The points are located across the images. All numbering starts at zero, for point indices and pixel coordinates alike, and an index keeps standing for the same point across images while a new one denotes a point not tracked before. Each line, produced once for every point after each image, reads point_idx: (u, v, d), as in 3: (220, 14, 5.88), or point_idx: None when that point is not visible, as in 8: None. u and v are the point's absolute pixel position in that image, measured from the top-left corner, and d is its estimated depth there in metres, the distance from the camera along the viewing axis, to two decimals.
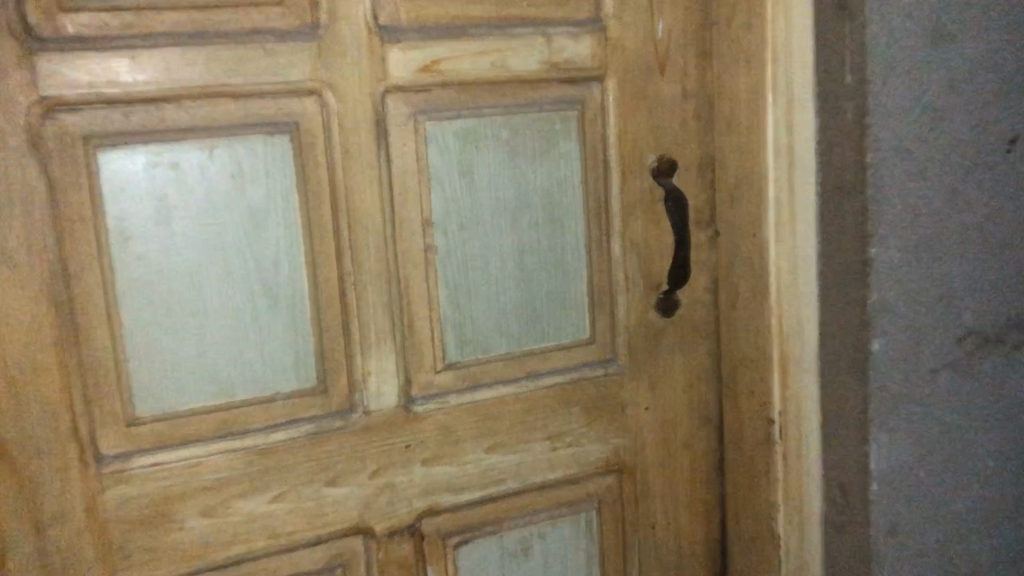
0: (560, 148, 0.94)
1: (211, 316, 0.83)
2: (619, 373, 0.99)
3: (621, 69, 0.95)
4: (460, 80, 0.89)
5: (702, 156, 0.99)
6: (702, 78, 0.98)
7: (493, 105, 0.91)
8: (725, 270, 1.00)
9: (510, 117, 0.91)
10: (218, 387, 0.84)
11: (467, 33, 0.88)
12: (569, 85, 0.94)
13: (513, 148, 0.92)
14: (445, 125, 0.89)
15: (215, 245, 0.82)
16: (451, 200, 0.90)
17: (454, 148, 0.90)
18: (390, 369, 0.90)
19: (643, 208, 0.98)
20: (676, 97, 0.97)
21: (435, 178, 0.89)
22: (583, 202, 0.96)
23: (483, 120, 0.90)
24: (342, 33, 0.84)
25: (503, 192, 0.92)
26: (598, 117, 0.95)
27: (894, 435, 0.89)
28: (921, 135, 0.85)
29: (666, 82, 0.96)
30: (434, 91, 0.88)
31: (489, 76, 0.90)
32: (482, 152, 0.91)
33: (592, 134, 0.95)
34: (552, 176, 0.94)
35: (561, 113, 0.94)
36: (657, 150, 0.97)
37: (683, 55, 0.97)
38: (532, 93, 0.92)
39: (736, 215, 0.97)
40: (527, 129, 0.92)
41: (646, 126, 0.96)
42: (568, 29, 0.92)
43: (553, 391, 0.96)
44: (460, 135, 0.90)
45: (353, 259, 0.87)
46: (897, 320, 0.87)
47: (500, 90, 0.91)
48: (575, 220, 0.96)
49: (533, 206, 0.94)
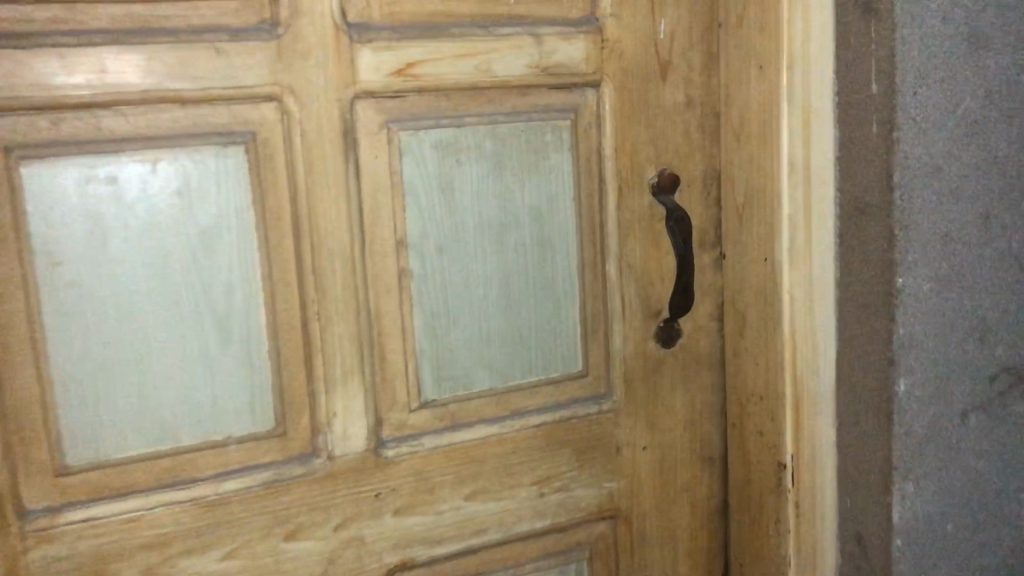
0: (551, 161, 0.84)
1: (154, 351, 0.73)
2: (613, 410, 0.90)
3: (619, 74, 0.85)
4: (438, 84, 0.79)
5: (706, 171, 0.90)
6: (707, 85, 0.89)
7: (475, 113, 0.81)
8: (732, 296, 0.90)
9: (494, 127, 0.82)
10: (162, 430, 0.74)
11: (447, 33, 0.79)
12: (560, 91, 0.84)
13: (498, 161, 0.82)
14: (422, 134, 0.79)
15: (159, 270, 0.72)
16: (428, 219, 0.81)
17: (432, 161, 0.80)
18: (358, 409, 0.80)
19: (642, 229, 0.88)
20: (679, 105, 0.88)
21: (410, 194, 0.80)
22: (576, 221, 0.86)
23: (465, 129, 0.81)
24: (305, 31, 0.74)
25: (486, 210, 0.83)
26: (593, 126, 0.85)
27: (921, 485, 0.80)
28: (955, 151, 0.76)
29: (668, 89, 0.87)
30: (410, 97, 0.79)
31: (471, 81, 0.80)
32: (463, 165, 0.81)
33: (586, 145, 0.85)
34: (541, 193, 0.85)
35: (552, 123, 0.84)
36: (658, 163, 0.88)
37: (687, 60, 0.87)
38: (520, 100, 0.83)
39: (745, 235, 0.88)
40: (513, 140, 0.83)
41: (646, 138, 0.87)
42: (559, 29, 0.83)
43: (541, 431, 0.87)
44: (439, 147, 0.80)
45: (316, 286, 0.77)
46: (926, 357, 0.78)
47: (484, 97, 0.81)
48: (567, 242, 0.86)
49: (521, 226, 0.84)
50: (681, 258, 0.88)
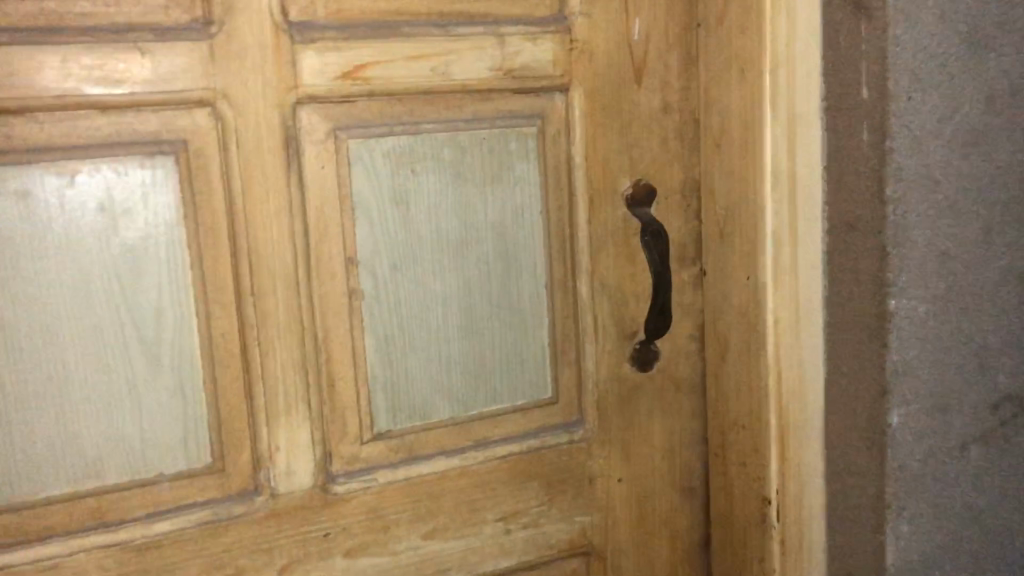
0: (516, 172, 0.78)
1: (74, 382, 0.66)
2: (585, 440, 0.83)
3: (589, 77, 0.79)
4: (391, 88, 0.72)
5: (685, 181, 0.83)
6: (685, 88, 0.82)
7: (432, 119, 0.75)
8: (713, 317, 0.84)
9: (453, 134, 0.75)
10: (84, 468, 0.68)
11: (400, 32, 0.72)
12: (526, 95, 0.78)
13: (459, 172, 0.76)
14: (373, 142, 0.73)
15: (79, 293, 0.66)
16: (382, 234, 0.74)
17: (385, 172, 0.74)
18: (304, 442, 0.74)
19: (616, 244, 0.82)
20: (654, 111, 0.81)
21: (361, 208, 0.73)
22: (544, 237, 0.80)
23: (420, 136, 0.74)
24: (241, 30, 0.68)
25: (446, 225, 0.76)
26: (561, 134, 0.79)
27: (917, 524, 0.74)
28: (953, 162, 0.70)
29: (643, 94, 0.81)
30: (360, 102, 0.72)
31: (427, 84, 0.74)
32: (419, 176, 0.75)
33: (555, 155, 0.79)
34: (506, 207, 0.78)
35: (516, 130, 0.77)
36: (633, 173, 0.81)
37: (663, 61, 0.81)
38: (481, 105, 0.76)
39: (726, 251, 0.81)
40: (474, 149, 0.76)
41: (619, 146, 0.81)
42: (524, 29, 0.76)
43: (507, 464, 0.80)
44: (392, 156, 0.74)
45: (256, 308, 0.71)
46: (921, 385, 0.72)
47: (441, 101, 0.75)
48: (534, 259, 0.80)
49: (483, 243, 0.78)
50: (658, 275, 0.82)
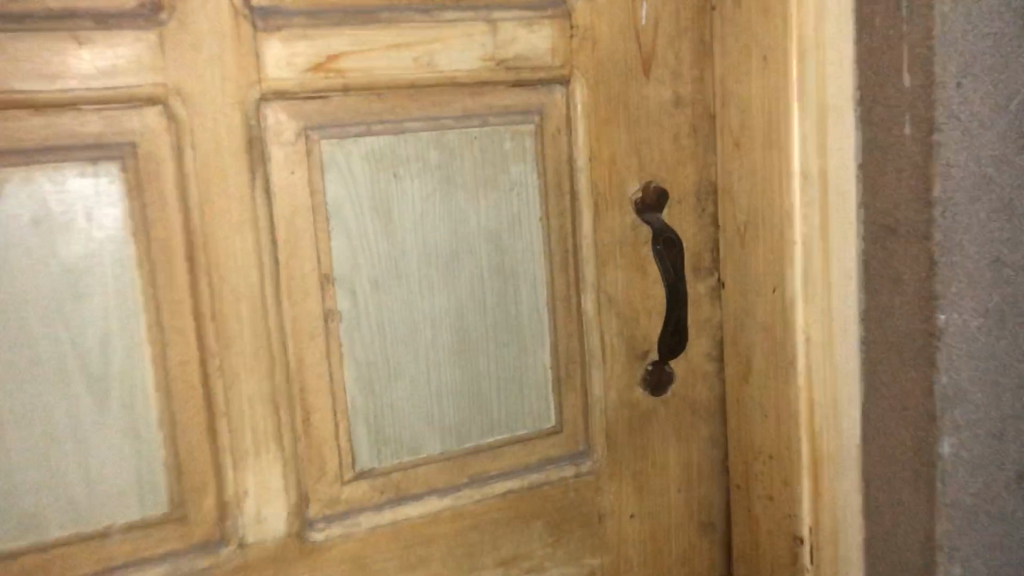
0: (512, 175, 0.70)
1: (7, 422, 0.58)
2: (593, 473, 0.74)
3: (591, 68, 0.70)
4: (369, 82, 0.64)
5: (700, 183, 0.75)
6: (699, 80, 0.74)
7: (417, 116, 0.66)
8: (734, 334, 0.75)
9: (441, 133, 0.67)
10: (21, 522, 0.59)
11: (378, 19, 0.64)
12: (521, 89, 0.69)
13: (448, 176, 0.68)
14: (349, 144, 0.64)
15: (11, 321, 0.57)
16: (362, 248, 0.65)
17: (364, 177, 0.65)
18: (276, 485, 0.65)
19: (624, 254, 0.73)
20: (665, 105, 0.73)
21: (337, 218, 0.65)
22: (545, 248, 0.71)
23: (404, 136, 0.66)
24: (195, 16, 0.59)
25: (434, 235, 0.68)
26: (562, 132, 0.71)
27: (972, 566, 0.65)
28: (1007, 156, 0.61)
29: (652, 86, 0.72)
30: (334, 98, 0.64)
31: (410, 77, 0.65)
32: (403, 181, 0.66)
33: (555, 156, 0.71)
34: (501, 215, 0.70)
35: (512, 128, 0.69)
36: (642, 175, 0.73)
37: (674, 50, 0.73)
38: (471, 100, 0.68)
39: (748, 260, 0.72)
40: (464, 150, 0.68)
41: (626, 145, 0.72)
42: (518, 14, 0.68)
43: (507, 502, 0.72)
44: (372, 159, 0.65)
45: (217, 335, 0.62)
46: (975, 410, 0.63)
47: (427, 96, 0.66)
48: (534, 272, 0.71)
49: (477, 255, 0.69)
50: (672, 288, 0.73)
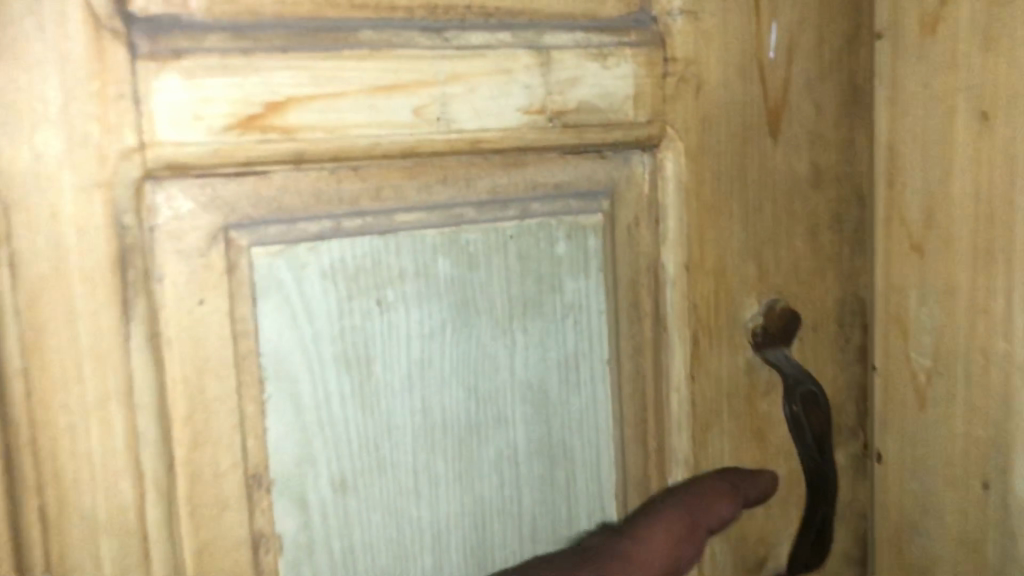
0: (568, 297, 0.43)
1: None
2: (759, 485, 0.47)
3: (693, 126, 0.45)
4: (337, 149, 0.37)
5: (844, 300, 0.49)
6: (846, 144, 0.48)
7: (417, 204, 0.40)
8: (898, 537, 0.50)
9: (455, 233, 0.41)
10: None
11: (354, 40, 0.37)
12: (583, 159, 0.43)
13: (467, 303, 0.41)
14: (303, 253, 0.38)
15: None
16: (321, 427, 0.39)
17: (326, 309, 0.38)
18: None
19: (733, 413, 0.47)
20: (798, 183, 0.47)
21: (279, 380, 0.38)
22: (614, 407, 0.45)
23: (395, 238, 0.39)
24: (20, 28, 0.32)
25: (442, 400, 0.41)
26: (643, 225, 0.45)
27: None
28: None
29: (783, 154, 0.47)
30: (276, 175, 0.37)
31: (406, 140, 0.39)
32: (393, 315, 0.40)
33: (630, 263, 0.45)
34: (547, 358, 0.43)
35: (568, 221, 0.43)
36: (763, 291, 0.47)
37: (815, 99, 0.47)
38: (504, 176, 0.41)
39: (932, 431, 0.48)
40: (492, 259, 0.41)
41: (742, 245, 0.46)
42: (582, 39, 0.42)
43: (647, 538, 0.44)
44: (341, 279, 0.38)
45: None
46: None
47: (433, 170, 0.40)
48: (596, 446, 0.45)
49: (507, 425, 0.43)
50: (816, 473, 0.50)
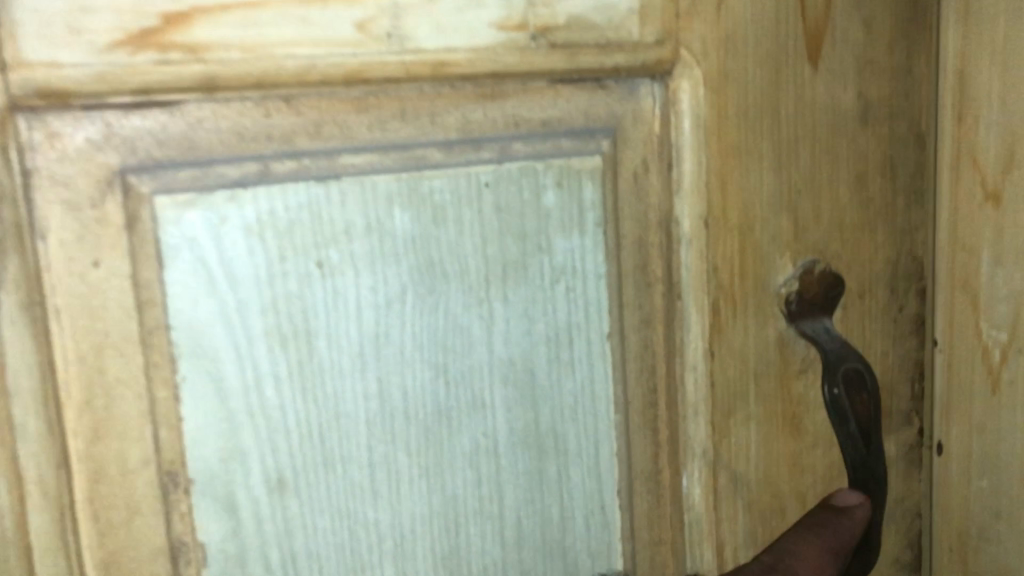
0: (559, 259, 0.36)
1: None
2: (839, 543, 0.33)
3: (714, 48, 0.36)
4: (259, 72, 0.30)
5: (897, 262, 0.41)
6: (904, 72, 0.40)
7: (369, 145, 0.32)
8: (963, 541, 0.43)
9: (415, 179, 0.33)
10: None
11: None
12: (577, 89, 0.35)
13: (432, 267, 0.34)
14: (222, 204, 0.31)
15: None
16: (251, 416, 0.32)
17: (253, 272, 0.31)
18: None
19: (762, 397, 0.40)
20: (843, 119, 0.39)
21: (197, 359, 0.31)
22: (617, 390, 0.38)
23: (340, 186, 0.32)
24: None
25: (402, 383, 0.34)
26: (653, 170, 0.37)
27: None
28: None
29: (824, 84, 0.38)
30: (187, 106, 0.30)
31: (349, 62, 0.31)
32: (338, 280, 0.32)
33: (638, 218, 0.37)
34: (533, 332, 0.36)
35: (558, 165, 0.35)
36: (800, 252, 0.39)
37: (865, 15, 0.38)
38: (479, 110, 0.34)
39: (1006, 423, 0.41)
40: (463, 212, 0.34)
41: (774, 195, 0.38)
42: None
43: None
44: (272, 236, 0.31)
45: None
46: None
47: (387, 102, 0.32)
48: (593, 436, 0.38)
49: (485, 412, 0.36)
50: (862, 472, 0.40)
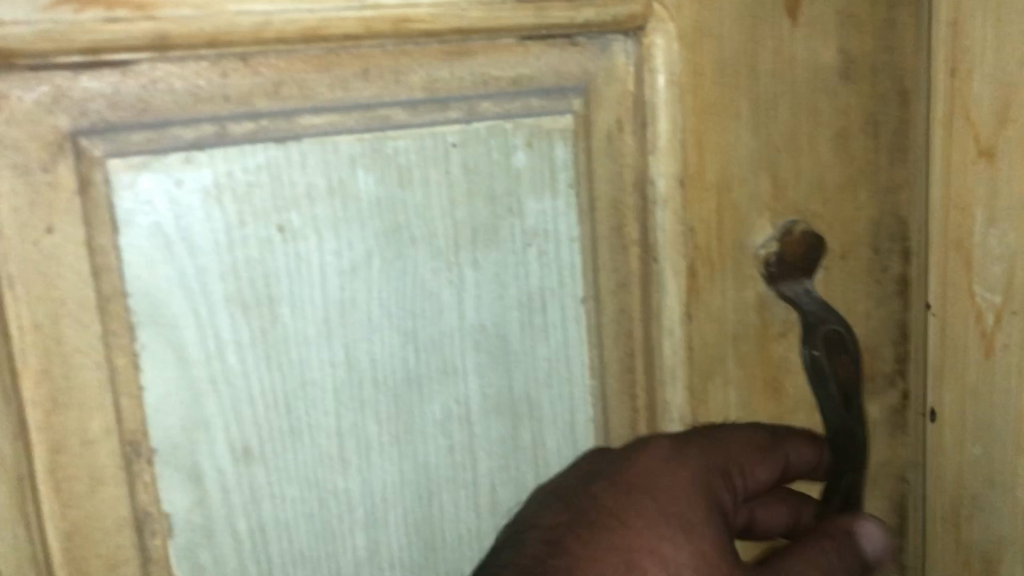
0: (530, 221, 0.35)
1: None
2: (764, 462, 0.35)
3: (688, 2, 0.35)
4: (211, 30, 0.29)
5: (880, 222, 0.40)
6: (886, 25, 0.39)
7: (330, 106, 0.31)
8: (958, 511, 0.41)
9: (378, 140, 0.32)
10: None
11: None
12: (547, 47, 0.34)
13: (398, 230, 0.33)
14: (179, 167, 0.30)
15: None
16: (214, 385, 0.31)
17: (212, 238, 0.30)
18: None
19: (742, 360, 0.39)
20: (823, 75, 0.38)
21: (157, 328, 0.30)
22: (592, 354, 0.37)
23: (299, 148, 0.31)
24: None
25: (369, 350, 0.33)
26: (626, 129, 0.36)
27: None
28: None
29: (803, 39, 0.37)
30: (139, 66, 0.29)
31: (305, 18, 0.30)
32: (300, 245, 0.32)
33: (611, 178, 0.36)
34: (504, 297, 0.35)
35: (528, 125, 0.34)
36: (779, 212, 0.38)
37: None
38: (445, 69, 0.33)
39: (1000, 390, 0.38)
40: (430, 174, 0.33)
41: (752, 153, 0.37)
42: None
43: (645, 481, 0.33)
44: (230, 199, 0.30)
45: None
46: None
47: (349, 61, 0.31)
48: (569, 401, 0.37)
49: (456, 379, 0.35)
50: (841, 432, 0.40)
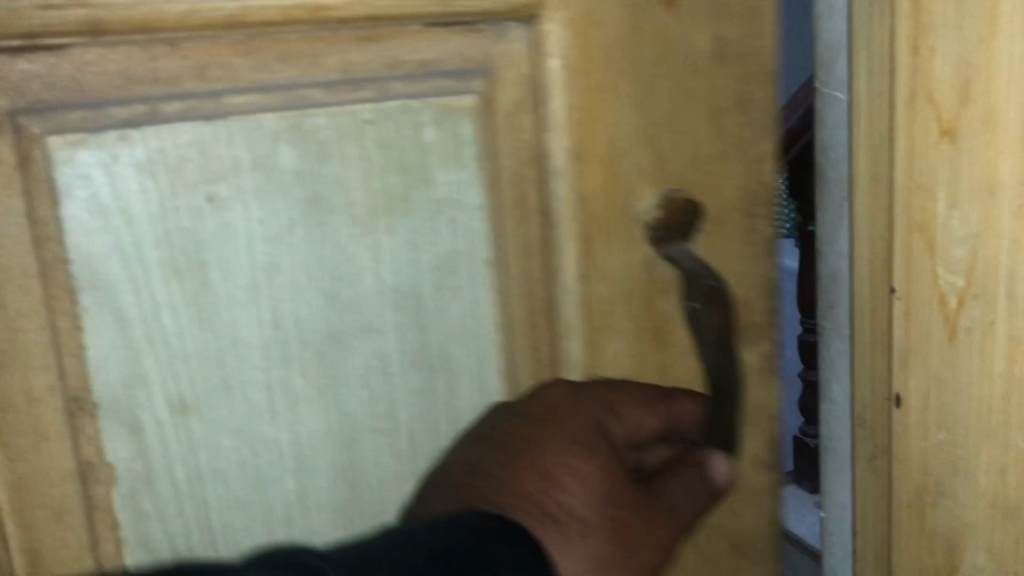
0: (440, 191, 0.39)
1: None
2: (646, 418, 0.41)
3: None
4: (141, 16, 0.32)
5: (752, 189, 0.45)
6: (751, 14, 0.43)
7: (253, 87, 0.34)
8: None
9: (298, 117, 0.35)
10: None
11: None
12: (450, 33, 0.38)
13: (318, 200, 0.36)
14: (113, 142, 0.32)
15: None
16: (150, 343, 0.34)
17: (146, 208, 0.33)
18: None
19: (633, 314, 0.44)
20: (697, 58, 0.42)
21: (96, 292, 0.33)
22: (499, 312, 0.41)
23: (224, 124, 0.34)
24: None
25: (294, 310, 0.37)
26: (525, 107, 0.40)
27: None
28: None
29: (678, 26, 0.42)
30: (73, 50, 0.31)
31: (228, 6, 0.33)
32: (228, 215, 0.35)
33: (513, 152, 0.40)
34: (418, 261, 0.39)
35: (435, 104, 0.38)
36: (662, 181, 0.43)
37: None
38: (358, 52, 0.36)
39: None
40: (346, 148, 0.36)
41: (637, 128, 0.42)
42: None
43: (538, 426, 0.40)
44: (162, 172, 0.33)
45: None
46: None
47: (268, 45, 0.34)
48: (478, 355, 0.41)
49: (375, 336, 0.38)
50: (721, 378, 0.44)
